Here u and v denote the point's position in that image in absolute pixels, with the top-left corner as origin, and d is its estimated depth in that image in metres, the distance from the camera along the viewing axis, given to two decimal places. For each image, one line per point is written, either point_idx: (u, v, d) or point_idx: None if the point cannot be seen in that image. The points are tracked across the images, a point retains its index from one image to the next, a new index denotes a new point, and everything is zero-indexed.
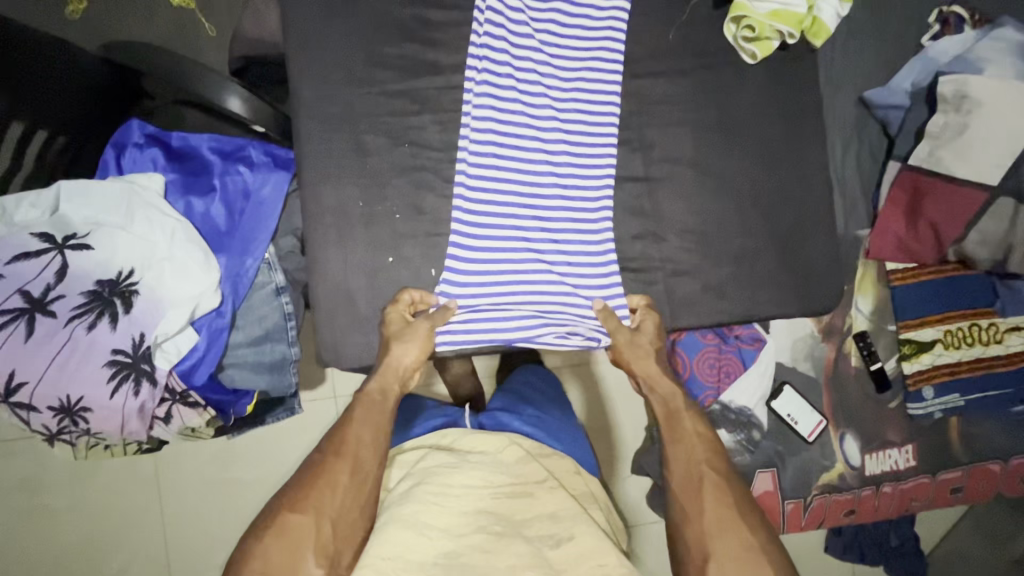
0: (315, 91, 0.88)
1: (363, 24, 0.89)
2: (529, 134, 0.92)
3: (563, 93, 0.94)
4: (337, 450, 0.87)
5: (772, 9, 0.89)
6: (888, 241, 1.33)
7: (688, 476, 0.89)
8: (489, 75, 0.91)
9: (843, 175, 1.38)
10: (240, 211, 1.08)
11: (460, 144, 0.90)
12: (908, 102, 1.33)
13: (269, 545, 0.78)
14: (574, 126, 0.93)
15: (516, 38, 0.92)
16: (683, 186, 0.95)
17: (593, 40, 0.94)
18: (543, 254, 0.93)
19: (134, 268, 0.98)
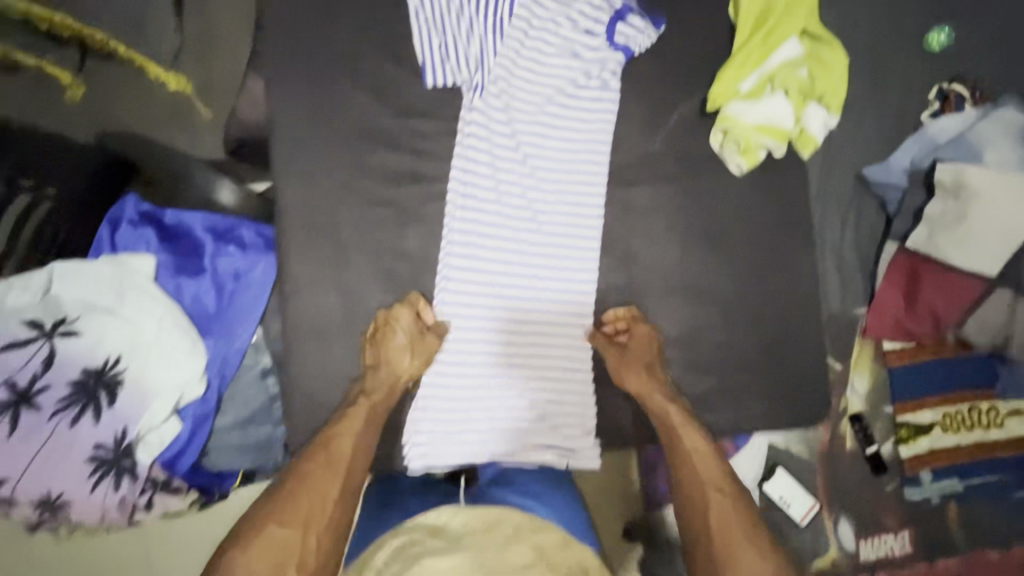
0: (298, 201, 0.91)
1: (349, 135, 0.92)
2: (511, 240, 0.94)
3: (548, 197, 0.95)
4: (329, 462, 0.86)
5: (760, 121, 0.93)
6: (886, 323, 1.31)
7: (693, 500, 0.89)
8: (472, 184, 0.93)
9: (840, 252, 1.35)
10: (229, 294, 1.08)
11: (442, 258, 0.92)
12: (905, 182, 1.32)
13: (252, 562, 0.77)
14: (558, 230, 0.95)
15: (500, 149, 0.94)
16: (662, 294, 0.97)
17: (577, 150, 0.96)
18: (522, 359, 0.94)
19: (121, 355, 0.99)
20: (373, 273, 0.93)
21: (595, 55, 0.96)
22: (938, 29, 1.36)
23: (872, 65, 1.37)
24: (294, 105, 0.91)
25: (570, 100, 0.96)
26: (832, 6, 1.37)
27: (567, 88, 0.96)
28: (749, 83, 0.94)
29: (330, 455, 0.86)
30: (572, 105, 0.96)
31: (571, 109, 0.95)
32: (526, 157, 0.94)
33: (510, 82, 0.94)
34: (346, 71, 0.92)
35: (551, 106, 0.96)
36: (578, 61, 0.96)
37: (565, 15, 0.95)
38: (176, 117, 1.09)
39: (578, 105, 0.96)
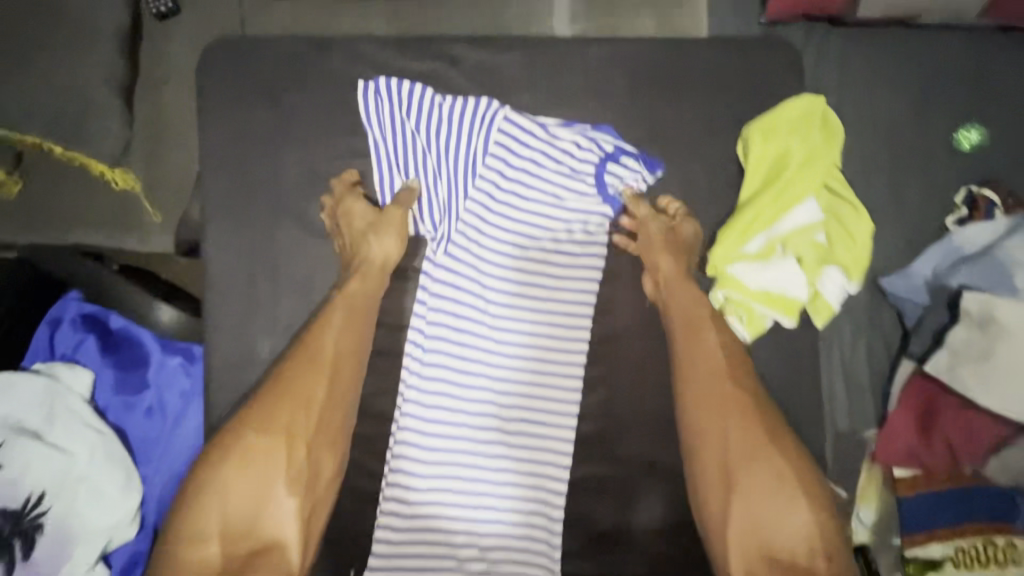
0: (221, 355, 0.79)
1: (284, 280, 0.80)
2: (475, 421, 0.79)
3: (522, 371, 0.80)
4: (309, 358, 0.76)
5: (765, 291, 0.75)
6: (895, 449, 1.17)
7: (706, 398, 0.75)
8: (432, 357, 0.78)
9: (849, 366, 1.25)
10: (172, 416, 0.99)
11: (394, 438, 0.78)
12: (927, 299, 1.19)
13: (239, 476, 0.72)
14: (531, 410, 0.79)
15: (465, 315, 0.79)
16: (651, 490, 0.81)
17: (558, 318, 0.81)
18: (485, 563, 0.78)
19: (45, 493, 0.89)
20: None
21: (580, 202, 0.81)
22: (970, 127, 1.24)
23: (895, 160, 1.24)
24: (226, 243, 0.79)
25: (554, 259, 0.81)
26: (859, 96, 1.23)
27: (547, 239, 0.81)
28: (752, 246, 0.76)
29: (285, 380, 0.75)
30: (556, 265, 0.81)
31: (553, 270, 0.81)
32: (495, 326, 0.80)
33: (479, 235, 0.79)
34: (293, 201, 0.80)
35: (529, 262, 0.80)
36: (561, 210, 0.81)
37: (546, 152, 0.79)
38: (119, 219, 0.98)
39: (563, 266, 0.81)
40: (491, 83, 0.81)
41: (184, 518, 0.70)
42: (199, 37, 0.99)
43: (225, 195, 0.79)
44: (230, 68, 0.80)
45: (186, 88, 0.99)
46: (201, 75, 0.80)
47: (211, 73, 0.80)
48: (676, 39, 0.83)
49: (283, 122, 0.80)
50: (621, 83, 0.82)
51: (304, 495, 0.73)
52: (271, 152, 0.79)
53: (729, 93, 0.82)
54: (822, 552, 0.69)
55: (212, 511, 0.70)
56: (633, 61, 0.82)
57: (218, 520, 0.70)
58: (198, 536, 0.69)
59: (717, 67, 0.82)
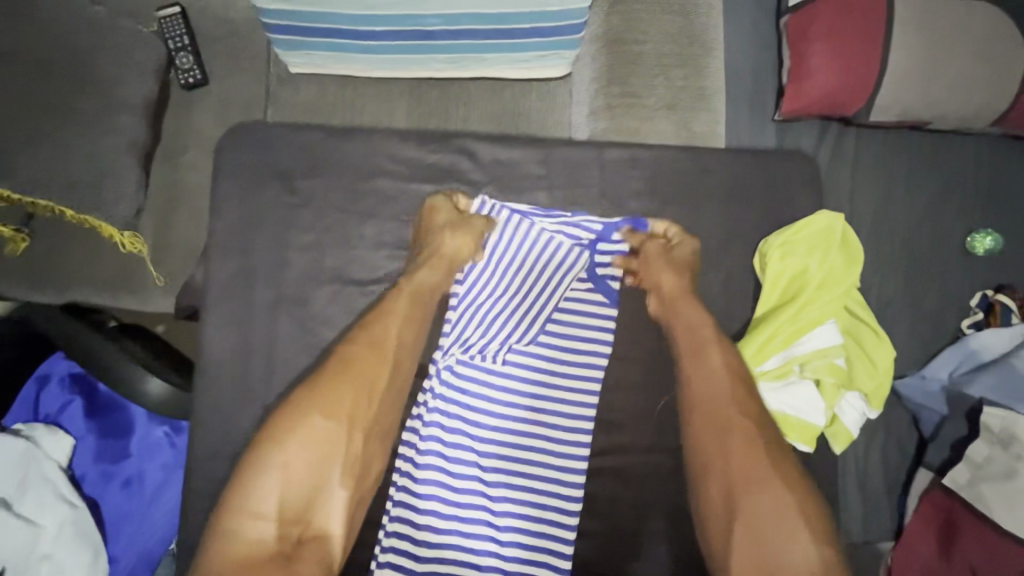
0: (207, 435, 0.75)
1: (279, 361, 0.76)
2: (465, 527, 0.75)
3: (515, 473, 0.77)
4: (373, 346, 0.70)
5: (785, 414, 0.72)
6: (914, 569, 1.08)
7: (708, 394, 0.70)
8: (427, 457, 0.76)
9: (865, 471, 1.19)
10: (151, 490, 0.94)
11: (384, 544, 0.74)
12: (945, 407, 1.15)
13: (292, 454, 0.64)
14: (522, 515, 0.76)
15: (462, 411, 0.78)
16: None
17: (554, 417, 0.78)
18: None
19: (5, 568, 0.84)
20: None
21: (580, 296, 0.81)
22: (983, 232, 1.22)
23: (909, 259, 1.23)
24: (226, 325, 0.76)
25: (548, 354, 0.80)
26: (873, 198, 1.23)
27: (548, 334, 0.80)
28: (771, 364, 0.74)
29: (349, 354, 0.70)
30: (551, 359, 0.80)
31: (547, 364, 0.80)
32: (491, 421, 0.78)
33: (483, 331, 0.78)
34: (298, 286, 0.78)
35: (528, 356, 0.80)
36: (562, 306, 0.81)
37: (536, 246, 0.80)
38: (124, 282, 0.97)
39: (558, 360, 0.80)
40: (509, 181, 0.82)
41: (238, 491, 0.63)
42: (225, 111, 1.02)
43: (231, 277, 0.77)
44: (251, 150, 0.80)
45: (207, 158, 1.01)
46: (220, 155, 0.80)
47: (229, 154, 0.80)
48: (694, 147, 0.84)
49: (298, 207, 0.79)
50: (638, 188, 0.82)
51: (355, 488, 0.68)
52: (282, 233, 0.78)
53: (744, 204, 0.82)
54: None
55: (268, 493, 0.63)
56: (651, 166, 0.83)
57: (272, 504, 0.62)
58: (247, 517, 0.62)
59: (734, 176, 0.83)
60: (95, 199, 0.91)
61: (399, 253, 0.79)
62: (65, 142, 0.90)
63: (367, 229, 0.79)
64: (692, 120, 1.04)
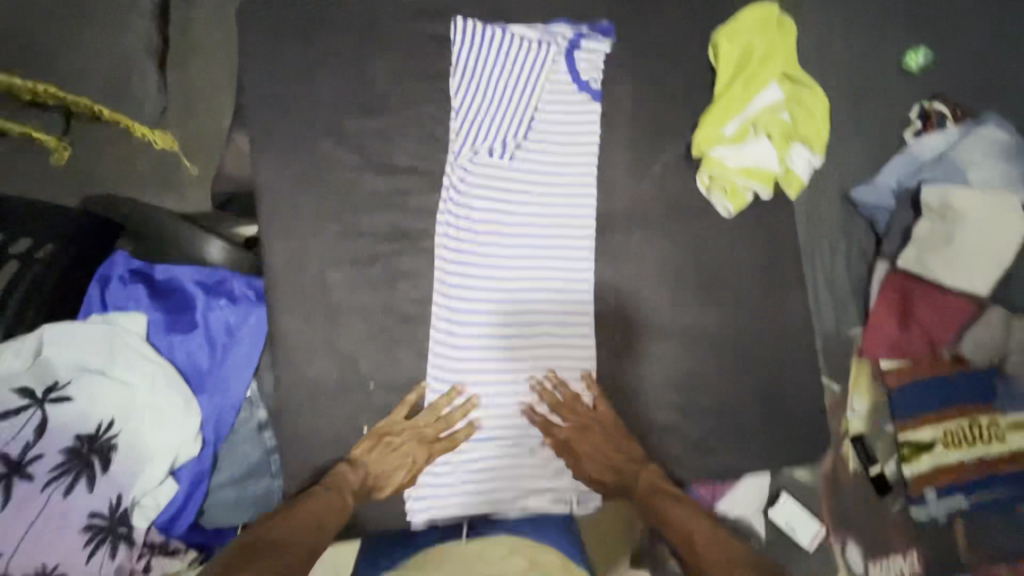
0: (283, 262, 0.89)
1: (329, 193, 0.90)
2: (503, 294, 0.90)
3: (539, 246, 0.90)
4: (333, 511, 0.82)
5: (745, 166, 0.88)
6: (881, 343, 1.31)
7: (684, 537, 0.81)
8: (463, 245, 0.89)
9: (834, 277, 1.35)
10: (221, 349, 1.08)
11: (433, 313, 0.89)
12: (893, 203, 1.32)
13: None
14: (550, 282, 0.91)
15: (482, 200, 0.90)
16: (667, 341, 0.92)
17: (564, 195, 0.91)
18: (529, 424, 0.91)
19: (113, 419, 0.98)
20: (358, 338, 0.90)
21: (568, 101, 0.94)
22: (915, 51, 1.38)
23: (854, 81, 1.38)
24: (276, 167, 0.90)
25: (550, 146, 0.93)
26: (813, 32, 1.38)
27: (545, 133, 0.93)
28: (731, 128, 0.89)
29: (312, 505, 0.81)
30: (553, 151, 0.93)
31: (550, 154, 0.93)
32: (508, 206, 0.90)
33: (492, 135, 0.91)
34: (328, 125, 0.91)
35: (532, 151, 0.92)
36: (555, 110, 0.93)
37: (526, 57, 0.91)
38: (163, 175, 1.10)
39: (558, 151, 0.93)
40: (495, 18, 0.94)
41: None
42: (223, 12, 1.12)
43: (268, 124, 0.90)
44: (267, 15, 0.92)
45: (215, 56, 1.12)
46: (242, 28, 0.92)
47: (250, 26, 0.92)
48: None
49: (317, 57, 0.91)
50: (602, 14, 0.96)
51: None
52: (308, 85, 0.91)
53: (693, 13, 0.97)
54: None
55: None
56: None
57: None
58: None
59: None
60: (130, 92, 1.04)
61: (410, 91, 0.92)
62: (94, 46, 1.01)
63: (378, 70, 0.92)
64: None
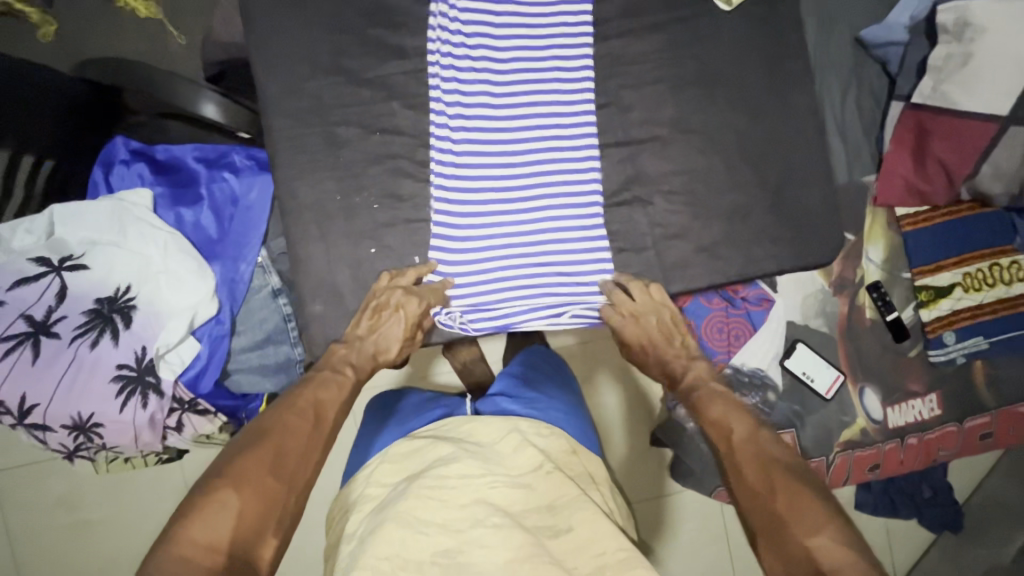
0: (279, 87, 0.90)
1: (319, 13, 0.90)
2: (503, 106, 0.92)
3: (533, 60, 0.94)
4: (334, 383, 0.86)
5: None
6: (897, 187, 1.27)
7: (716, 424, 0.84)
8: (464, 77, 0.92)
9: (844, 121, 1.31)
10: (229, 218, 1.08)
11: (432, 130, 0.92)
12: (906, 37, 1.26)
13: (241, 502, 0.70)
14: (553, 99, 0.93)
15: (473, 16, 0.93)
16: (666, 151, 0.95)
17: (554, 9, 0.95)
18: (549, 245, 0.93)
19: (131, 283, 1.00)
20: (361, 158, 0.91)
21: None
22: None
23: None
24: None
25: None
26: None
27: None
28: None
29: (317, 386, 0.85)
30: None
31: None
32: (500, 22, 0.94)
33: None
34: None
35: None
36: None
37: None
38: (152, 44, 1.08)
39: None
40: None
41: (185, 517, 0.68)
42: None
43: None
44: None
45: None
46: None
47: None
48: None
49: None
50: None
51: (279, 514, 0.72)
52: None
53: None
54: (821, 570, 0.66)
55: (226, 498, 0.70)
56: None
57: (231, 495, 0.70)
58: (197, 543, 0.66)
59: None
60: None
61: None
62: None
63: None
64: None
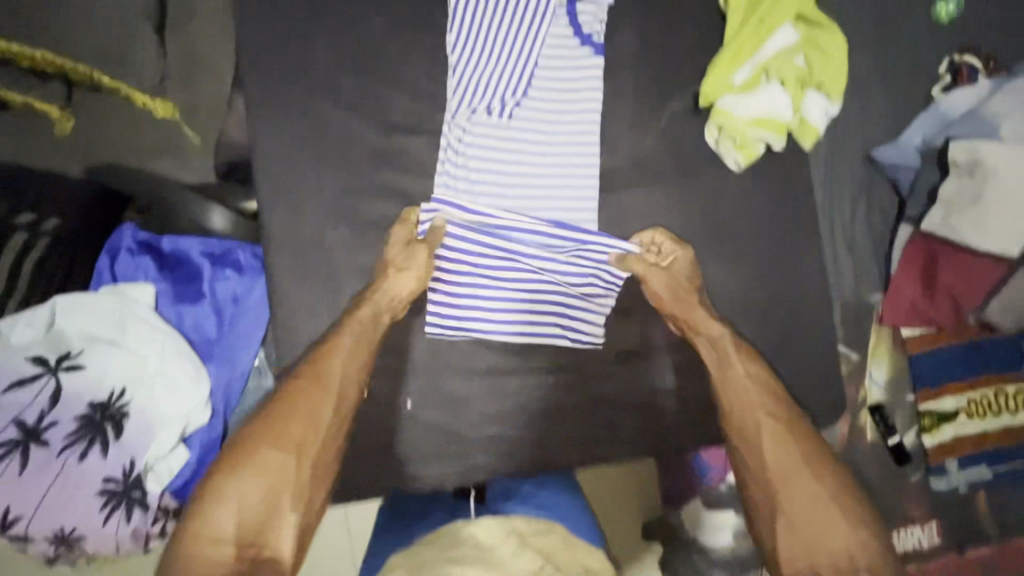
0: (284, 223, 0.92)
1: (330, 155, 0.94)
2: (505, 251, 0.96)
3: (535, 205, 0.98)
4: (337, 353, 0.89)
5: (755, 115, 0.96)
6: (902, 308, 1.26)
7: (742, 410, 0.95)
8: (467, 222, 0.96)
9: (852, 236, 1.30)
10: (229, 320, 1.08)
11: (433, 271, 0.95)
12: (918, 161, 1.26)
13: (251, 490, 0.76)
14: (552, 243, 0.98)
15: (479, 160, 0.97)
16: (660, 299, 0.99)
17: (561, 152, 0.99)
18: (532, 346, 0.99)
19: (126, 386, 0.99)
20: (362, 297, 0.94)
21: (568, 66, 0.99)
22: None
23: (878, 29, 1.31)
24: (271, 128, 0.91)
25: (546, 107, 0.99)
26: None
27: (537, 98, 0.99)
28: (740, 77, 0.97)
29: (318, 374, 0.87)
30: (548, 111, 0.99)
31: (546, 114, 0.99)
32: (504, 166, 0.97)
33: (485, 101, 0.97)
34: (324, 83, 0.93)
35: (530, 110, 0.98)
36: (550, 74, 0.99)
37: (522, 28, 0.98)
38: (165, 142, 1.10)
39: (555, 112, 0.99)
40: None
41: (207, 508, 0.74)
42: None
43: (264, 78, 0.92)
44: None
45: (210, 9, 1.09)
46: None
47: None
48: None
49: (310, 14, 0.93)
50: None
51: (298, 506, 0.78)
52: (305, 42, 0.93)
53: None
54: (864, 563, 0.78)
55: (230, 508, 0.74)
56: None
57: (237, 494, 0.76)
58: (212, 533, 0.72)
59: None
60: (131, 55, 1.07)
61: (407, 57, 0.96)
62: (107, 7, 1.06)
63: (374, 22, 0.95)
64: None
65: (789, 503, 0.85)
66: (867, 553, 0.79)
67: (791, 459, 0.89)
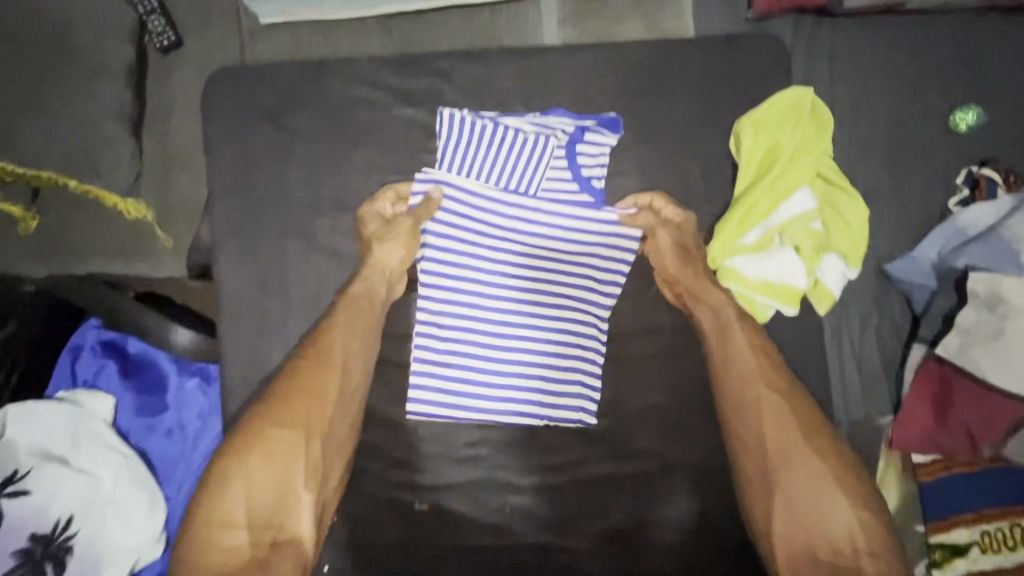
0: (249, 362, 0.93)
1: (299, 295, 0.94)
2: (483, 392, 0.92)
3: (520, 340, 0.93)
4: (343, 320, 0.88)
5: (766, 279, 0.91)
6: (912, 437, 1.15)
7: (743, 388, 0.87)
8: (442, 360, 0.92)
9: (861, 351, 1.24)
10: (192, 438, 1.01)
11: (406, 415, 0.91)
12: (934, 282, 1.18)
13: (259, 480, 0.78)
14: (535, 383, 0.93)
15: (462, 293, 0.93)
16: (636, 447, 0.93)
17: (554, 282, 0.94)
18: (503, 482, 0.92)
19: (73, 514, 0.91)
20: None
21: (562, 198, 0.95)
22: (964, 109, 1.22)
23: (891, 140, 1.24)
24: (241, 268, 0.94)
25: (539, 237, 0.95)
26: (854, 80, 1.23)
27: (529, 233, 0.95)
28: (752, 237, 0.92)
29: (321, 348, 0.86)
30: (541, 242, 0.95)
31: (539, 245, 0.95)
32: (487, 300, 0.93)
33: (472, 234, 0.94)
34: (299, 221, 0.95)
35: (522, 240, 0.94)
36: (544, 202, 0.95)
37: (514, 160, 0.94)
38: (134, 245, 1.03)
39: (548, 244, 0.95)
40: (480, 96, 0.97)
41: (209, 502, 0.76)
42: (203, 66, 1.07)
43: (238, 214, 0.95)
44: (249, 95, 0.97)
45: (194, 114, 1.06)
46: (213, 129, 0.97)
47: (221, 119, 0.96)
48: (635, 67, 0.99)
49: (286, 154, 0.95)
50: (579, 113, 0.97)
51: (315, 491, 0.81)
52: (278, 179, 0.95)
53: (686, 93, 0.98)
54: (865, 550, 0.74)
55: (238, 500, 0.76)
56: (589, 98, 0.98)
57: (243, 488, 0.77)
58: (221, 521, 0.75)
59: (680, 87, 0.98)
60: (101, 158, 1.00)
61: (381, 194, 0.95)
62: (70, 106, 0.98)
63: (353, 159, 0.95)
64: (662, 20, 1.11)
65: (786, 483, 0.81)
66: (870, 535, 0.76)
67: (792, 440, 0.83)
